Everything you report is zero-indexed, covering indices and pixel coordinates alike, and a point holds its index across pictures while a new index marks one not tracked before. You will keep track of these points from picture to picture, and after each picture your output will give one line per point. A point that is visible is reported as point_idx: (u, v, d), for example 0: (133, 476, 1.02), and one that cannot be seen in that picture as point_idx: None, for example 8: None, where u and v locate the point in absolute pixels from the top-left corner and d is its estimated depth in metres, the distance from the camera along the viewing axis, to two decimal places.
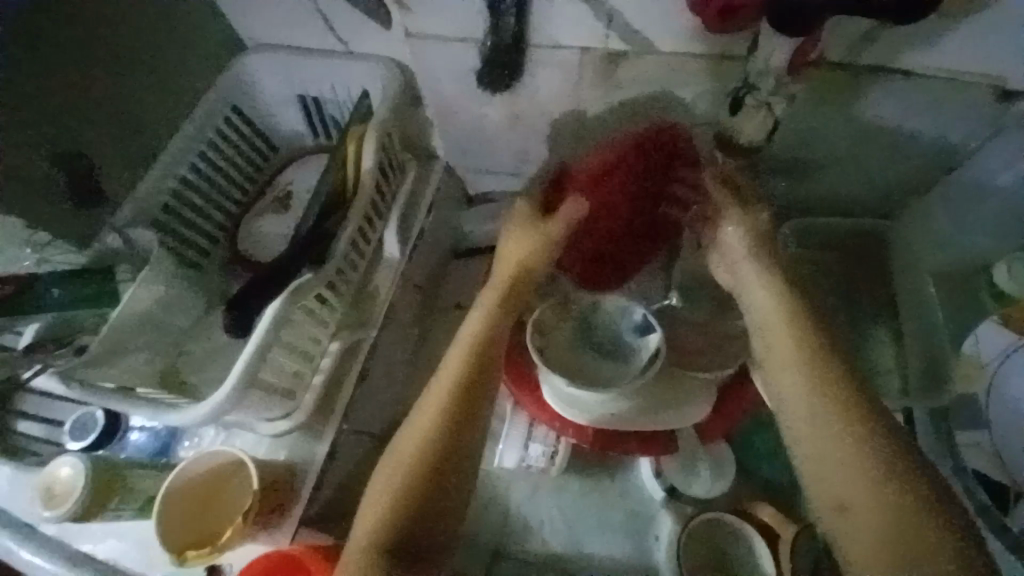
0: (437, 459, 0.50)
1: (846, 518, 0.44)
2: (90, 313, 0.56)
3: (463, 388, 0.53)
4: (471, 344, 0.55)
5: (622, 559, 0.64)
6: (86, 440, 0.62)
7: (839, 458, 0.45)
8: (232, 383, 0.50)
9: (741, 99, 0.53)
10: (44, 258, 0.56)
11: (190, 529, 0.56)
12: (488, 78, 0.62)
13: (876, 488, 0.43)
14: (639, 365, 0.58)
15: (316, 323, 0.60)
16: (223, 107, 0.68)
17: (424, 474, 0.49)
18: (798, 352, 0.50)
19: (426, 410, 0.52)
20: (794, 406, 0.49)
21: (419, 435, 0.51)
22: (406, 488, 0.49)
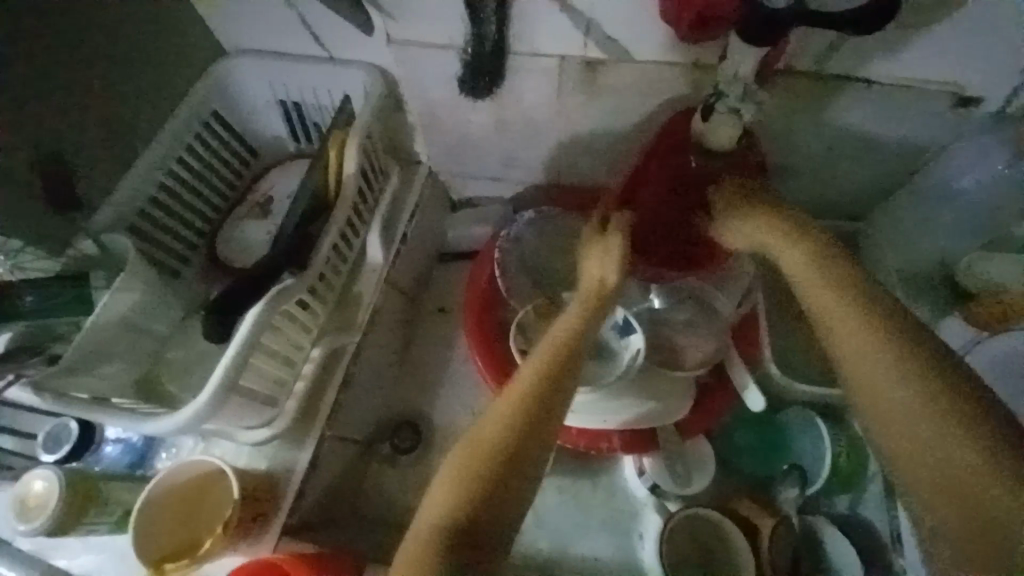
0: (500, 455, 0.44)
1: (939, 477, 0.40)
2: (65, 321, 0.54)
3: (542, 383, 0.47)
4: (555, 342, 0.50)
5: (607, 558, 0.64)
6: (57, 453, 0.60)
7: (923, 434, 0.41)
8: (210, 390, 0.49)
9: (713, 106, 0.53)
10: (18, 264, 0.55)
11: (170, 541, 0.55)
12: (472, 84, 0.63)
13: (966, 461, 0.39)
14: (620, 365, 0.60)
15: (299, 329, 0.60)
16: (203, 112, 0.67)
17: (489, 465, 0.43)
18: (863, 320, 0.44)
19: (502, 405, 0.47)
20: (866, 384, 0.43)
21: (489, 429, 0.45)
22: (467, 483, 0.43)
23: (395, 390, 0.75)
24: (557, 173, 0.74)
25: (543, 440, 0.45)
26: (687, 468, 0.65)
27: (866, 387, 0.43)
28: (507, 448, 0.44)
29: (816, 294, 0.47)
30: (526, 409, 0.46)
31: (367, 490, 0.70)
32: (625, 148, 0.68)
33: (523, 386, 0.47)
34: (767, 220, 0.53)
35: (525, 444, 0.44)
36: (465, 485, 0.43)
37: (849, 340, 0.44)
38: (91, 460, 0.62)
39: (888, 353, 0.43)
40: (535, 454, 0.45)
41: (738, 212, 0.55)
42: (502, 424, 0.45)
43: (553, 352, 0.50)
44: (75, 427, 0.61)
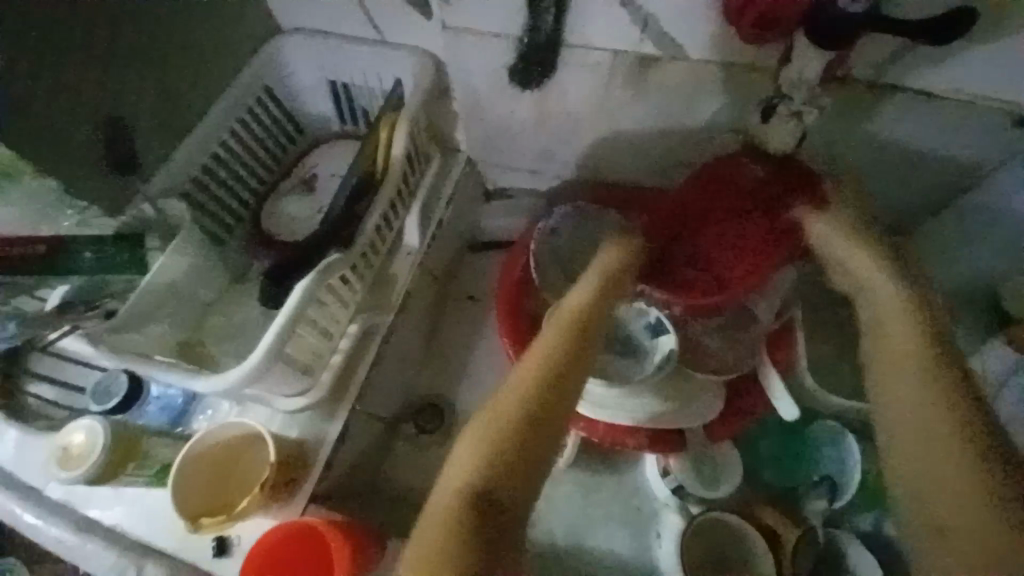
0: (522, 429, 0.45)
1: (938, 468, 0.43)
2: (120, 279, 0.55)
3: (554, 358, 0.49)
4: (567, 317, 0.53)
5: (622, 555, 0.65)
6: (106, 404, 0.60)
7: (940, 459, 0.43)
8: (261, 353, 0.51)
9: (774, 107, 0.54)
10: (83, 221, 0.55)
11: (206, 500, 0.57)
12: (521, 74, 0.63)
13: (959, 472, 0.42)
14: (651, 365, 0.61)
15: (338, 304, 0.61)
16: (256, 88, 0.69)
17: (511, 434, 0.44)
18: (899, 331, 0.48)
19: (520, 378, 0.49)
20: (894, 371, 0.47)
21: (508, 400, 0.47)
22: (495, 451, 0.44)
23: (421, 373, 0.77)
24: (595, 169, 0.74)
25: (558, 416, 0.47)
26: (714, 469, 0.65)
27: (899, 405, 0.46)
28: (523, 422, 0.45)
29: (869, 290, 0.52)
30: (539, 386, 0.48)
31: (389, 468, 0.71)
32: (668, 148, 0.68)
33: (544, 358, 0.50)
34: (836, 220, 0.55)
35: (547, 418, 0.46)
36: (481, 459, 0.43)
37: (880, 344, 0.49)
38: (140, 412, 0.63)
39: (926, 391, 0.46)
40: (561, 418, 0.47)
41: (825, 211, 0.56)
42: (516, 397, 0.47)
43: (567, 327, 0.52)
44: (122, 384, 0.61)
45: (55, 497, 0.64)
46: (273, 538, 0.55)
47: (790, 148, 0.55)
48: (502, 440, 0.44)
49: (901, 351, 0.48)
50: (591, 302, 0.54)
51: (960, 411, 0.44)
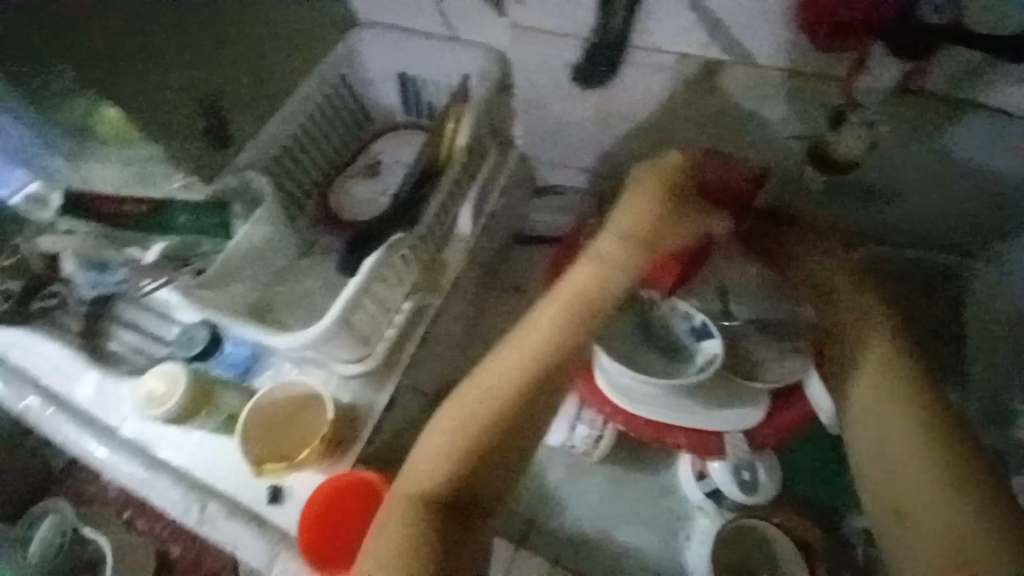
0: (502, 424, 0.54)
1: (918, 499, 0.48)
2: (208, 243, 0.60)
3: (554, 345, 0.56)
4: (572, 294, 0.58)
5: (650, 551, 0.66)
6: (190, 351, 0.68)
7: (918, 484, 0.49)
8: (334, 314, 0.57)
9: (845, 117, 0.56)
10: (189, 181, 0.61)
11: (270, 447, 0.63)
12: (586, 73, 0.66)
13: (943, 495, 0.47)
14: (697, 366, 0.63)
15: (397, 282, 0.65)
16: (333, 75, 0.73)
17: (489, 432, 0.53)
18: (877, 374, 0.55)
19: (502, 373, 0.55)
20: (871, 411, 0.54)
21: (486, 400, 0.54)
22: (467, 452, 0.53)
23: (462, 357, 0.80)
24: None
25: (543, 409, 0.55)
26: (754, 475, 0.64)
27: (875, 439, 0.53)
28: (508, 414, 0.54)
29: (851, 328, 0.58)
30: (529, 379, 0.55)
31: None
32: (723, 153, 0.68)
33: (532, 349, 0.56)
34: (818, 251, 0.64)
35: (528, 417, 0.54)
36: (456, 463, 0.53)
37: (861, 392, 0.55)
38: (214, 362, 0.69)
39: (889, 419, 0.52)
40: (546, 406, 0.56)
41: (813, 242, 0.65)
42: (496, 393, 0.55)
43: (574, 302, 0.57)
44: (204, 334, 0.69)
45: (128, 436, 0.70)
46: (329, 491, 0.58)
47: (854, 158, 0.60)
48: (482, 435, 0.53)
49: (877, 392, 0.54)
50: (604, 271, 0.59)
51: (938, 438, 0.50)
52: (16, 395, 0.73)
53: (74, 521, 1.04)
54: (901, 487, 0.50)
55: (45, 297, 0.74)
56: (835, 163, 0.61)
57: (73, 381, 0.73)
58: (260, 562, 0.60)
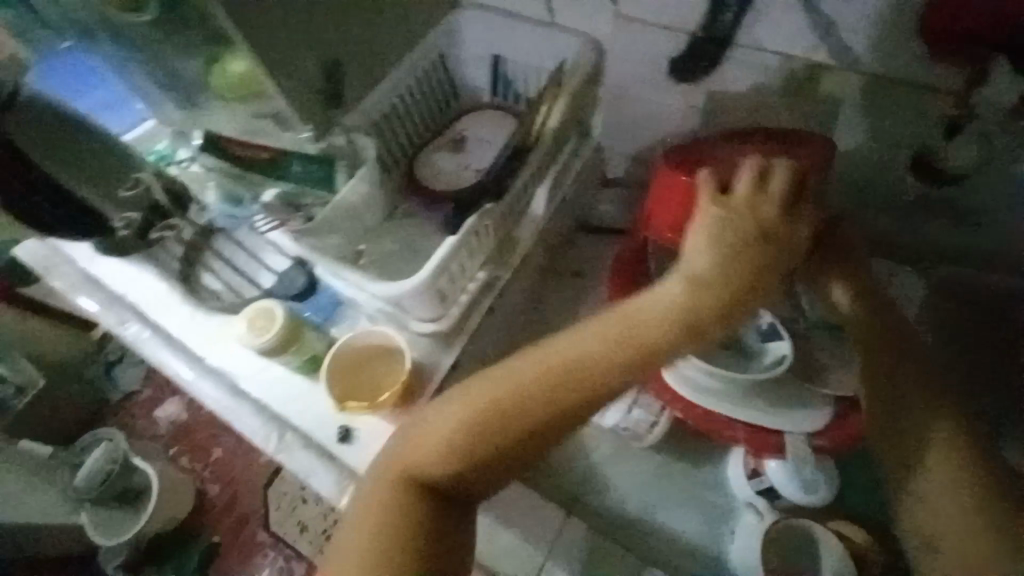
0: (502, 432, 0.52)
1: (945, 524, 0.53)
2: (315, 192, 0.65)
3: (591, 374, 0.52)
4: (628, 324, 0.54)
5: (692, 538, 0.68)
6: (290, 292, 0.73)
7: (947, 510, 0.53)
8: (431, 268, 0.61)
9: (962, 126, 0.55)
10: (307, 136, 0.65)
11: (349, 390, 0.68)
12: (683, 68, 0.67)
13: (967, 516, 0.52)
14: (763, 366, 0.65)
15: (476, 252, 0.68)
16: (434, 52, 0.77)
17: (489, 438, 0.52)
18: (897, 397, 0.57)
19: (519, 375, 0.53)
20: (897, 437, 0.56)
21: (498, 401, 0.53)
22: (465, 448, 0.53)
23: (519, 334, 0.82)
24: None
25: (555, 431, 0.52)
26: (816, 476, 0.64)
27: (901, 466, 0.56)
28: (511, 424, 0.52)
29: (868, 343, 0.59)
30: (549, 401, 0.51)
31: None
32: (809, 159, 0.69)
33: (567, 361, 0.53)
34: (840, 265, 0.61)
35: (534, 432, 0.52)
36: (455, 454, 0.53)
37: (883, 414, 0.57)
38: (304, 305, 0.74)
39: (917, 450, 0.55)
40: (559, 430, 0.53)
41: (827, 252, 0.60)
42: (506, 397, 0.52)
43: (623, 336, 0.53)
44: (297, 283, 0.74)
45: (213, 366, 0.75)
46: None
47: (963, 170, 0.59)
48: (480, 435, 0.52)
49: (902, 417, 0.56)
50: (668, 313, 0.53)
51: (960, 459, 0.54)
52: (118, 319, 0.82)
53: (124, 449, 1.13)
54: (930, 514, 0.53)
55: (161, 228, 0.80)
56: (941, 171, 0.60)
57: (163, 310, 0.79)
58: (330, 493, 0.67)
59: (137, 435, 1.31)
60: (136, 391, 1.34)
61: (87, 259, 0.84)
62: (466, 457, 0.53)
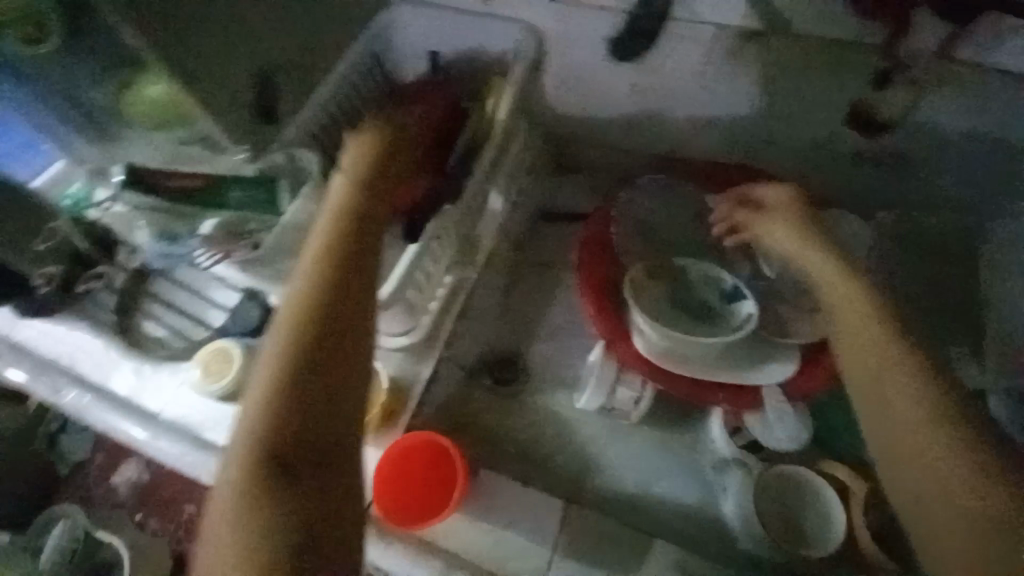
0: (292, 389, 0.47)
1: (957, 531, 0.48)
2: (260, 218, 0.60)
3: (327, 277, 0.52)
4: (337, 216, 0.55)
5: (688, 503, 0.69)
6: (246, 327, 0.67)
7: (960, 518, 0.48)
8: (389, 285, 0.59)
9: (891, 77, 0.59)
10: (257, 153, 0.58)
11: None
12: (624, 46, 0.68)
13: (979, 524, 0.47)
14: (732, 326, 0.67)
15: (439, 257, 0.66)
16: (369, 50, 0.71)
17: (276, 402, 0.46)
18: (884, 364, 0.53)
19: (282, 334, 0.49)
20: (898, 434, 0.52)
21: (274, 366, 0.48)
22: (269, 423, 0.46)
23: (497, 330, 0.81)
24: (677, 145, 0.80)
25: (348, 355, 0.50)
26: (793, 423, 0.65)
27: (912, 474, 0.51)
28: (296, 383, 0.47)
29: (845, 318, 0.57)
30: (316, 339, 0.49)
31: (470, 415, 0.75)
32: (746, 125, 0.73)
33: (300, 295, 0.51)
34: (818, 244, 0.61)
35: (322, 379, 0.48)
36: (263, 442, 0.45)
37: (875, 398, 0.54)
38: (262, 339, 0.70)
39: (926, 452, 0.50)
40: (347, 333, 0.50)
41: (779, 227, 0.64)
42: (280, 358, 0.48)
43: (340, 224, 0.55)
44: (255, 316, 0.69)
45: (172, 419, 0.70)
46: (394, 450, 0.61)
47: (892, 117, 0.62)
48: (275, 402, 0.46)
49: (892, 408, 0.52)
50: (372, 165, 0.59)
51: (968, 455, 0.49)
52: (54, 388, 0.73)
53: (86, 523, 0.92)
54: (927, 509, 0.50)
55: (89, 279, 0.73)
56: (874, 124, 0.63)
57: (106, 369, 0.73)
58: None
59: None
60: (84, 461, 1.09)
61: (7, 326, 0.76)
62: (273, 431, 0.45)
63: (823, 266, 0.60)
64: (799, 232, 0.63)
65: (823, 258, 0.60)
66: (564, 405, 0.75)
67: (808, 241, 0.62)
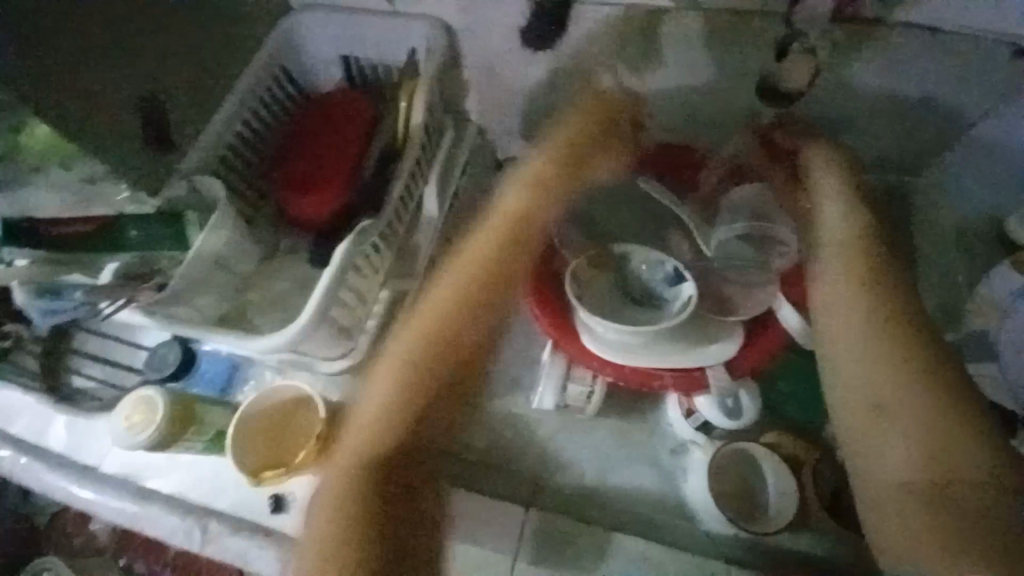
0: (416, 400, 0.63)
1: (886, 432, 0.54)
2: (166, 254, 0.57)
3: (448, 302, 0.66)
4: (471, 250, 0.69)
5: (649, 488, 0.69)
6: (164, 371, 0.67)
7: (907, 437, 0.52)
8: (309, 314, 0.54)
9: (789, 45, 0.60)
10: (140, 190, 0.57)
11: (262, 459, 0.62)
12: (534, 33, 0.67)
13: (932, 452, 0.51)
14: (673, 310, 0.66)
15: (370, 273, 0.63)
16: (274, 65, 0.71)
17: (393, 409, 0.63)
18: (868, 302, 0.58)
19: (406, 353, 0.65)
20: (853, 348, 0.57)
21: (397, 378, 0.64)
22: (388, 427, 0.62)
23: None
24: (608, 130, 0.78)
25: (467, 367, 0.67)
26: (737, 400, 0.67)
27: (859, 388, 0.56)
28: (411, 389, 0.63)
29: (838, 250, 0.62)
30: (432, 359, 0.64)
31: None
32: (674, 103, 0.72)
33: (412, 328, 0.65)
34: (836, 178, 0.65)
35: (437, 386, 0.65)
36: (376, 439, 0.62)
37: (845, 326, 0.58)
38: (191, 381, 0.68)
39: (895, 379, 0.54)
40: (461, 348, 0.66)
41: (817, 164, 0.66)
42: (404, 373, 0.63)
43: (511, 240, 0.70)
44: (177, 352, 0.68)
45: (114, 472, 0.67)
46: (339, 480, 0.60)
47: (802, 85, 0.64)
48: (401, 411, 0.63)
49: (855, 330, 0.58)
50: (528, 195, 0.71)
51: (943, 398, 0.53)
52: None
53: None
54: (872, 419, 0.55)
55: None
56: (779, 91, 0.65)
57: (42, 428, 0.69)
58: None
59: (71, 559, 1.09)
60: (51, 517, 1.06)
61: None
62: (392, 429, 0.62)
63: (833, 199, 0.65)
64: (838, 173, 0.65)
65: (844, 199, 0.64)
66: (522, 406, 0.74)
67: (840, 183, 0.65)
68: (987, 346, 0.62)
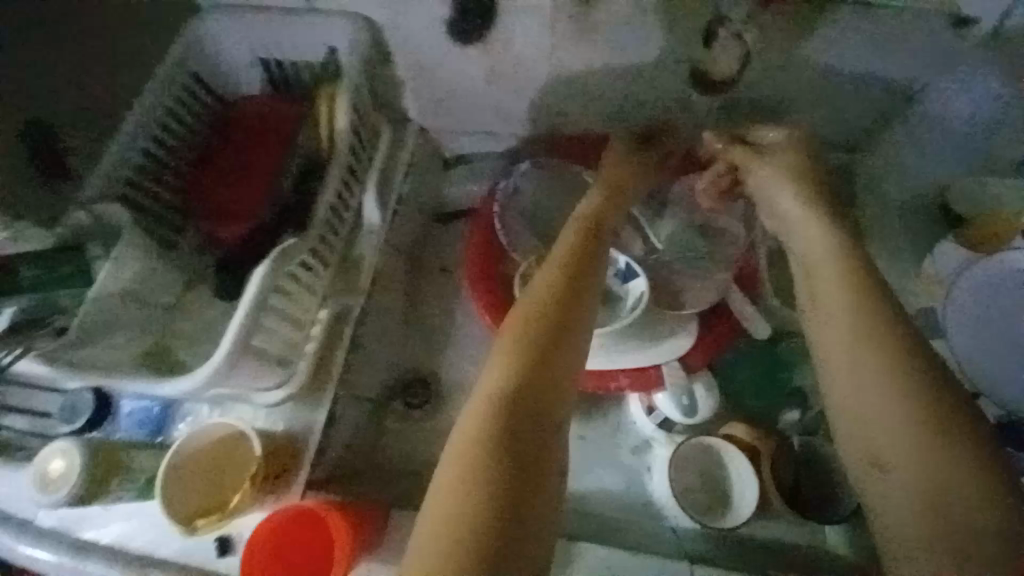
0: (510, 456, 0.46)
1: (886, 475, 0.48)
2: (67, 293, 0.54)
3: (529, 331, 0.53)
4: (552, 274, 0.57)
5: (614, 489, 0.67)
6: (76, 422, 0.62)
7: (909, 468, 0.47)
8: (222, 352, 0.50)
9: (714, 31, 0.59)
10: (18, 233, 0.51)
11: (197, 500, 0.58)
12: (461, 26, 0.63)
13: (937, 482, 0.46)
14: (625, 308, 0.64)
15: (303, 290, 0.60)
16: (185, 75, 0.65)
17: (478, 475, 0.44)
18: (849, 310, 0.53)
19: (478, 396, 0.49)
20: (841, 367, 0.53)
21: (471, 431, 0.47)
22: (472, 513, 0.43)
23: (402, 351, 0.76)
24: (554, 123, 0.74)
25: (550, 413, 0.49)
26: (692, 397, 0.65)
27: (857, 414, 0.51)
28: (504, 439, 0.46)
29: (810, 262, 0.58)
30: (523, 393, 0.49)
31: (387, 447, 0.71)
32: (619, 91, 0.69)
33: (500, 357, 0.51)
34: (794, 185, 0.63)
35: (530, 443, 0.47)
36: (461, 535, 0.41)
37: (830, 348, 0.54)
38: (115, 424, 0.65)
39: (884, 400, 0.50)
40: (551, 390, 0.50)
41: (773, 167, 0.64)
42: (481, 420, 0.47)
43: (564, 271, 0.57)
44: (89, 397, 0.63)
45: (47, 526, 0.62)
46: (277, 518, 0.55)
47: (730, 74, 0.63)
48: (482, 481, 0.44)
49: (841, 351, 0.53)
50: (599, 208, 0.63)
51: (936, 412, 0.48)
52: None
53: None
54: (870, 461, 0.50)
55: None
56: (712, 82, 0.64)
57: None
58: None
59: None
60: None
61: None
62: (480, 516, 0.42)
63: (798, 200, 0.62)
64: (795, 170, 0.64)
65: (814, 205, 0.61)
66: None
67: (797, 178, 0.63)
68: (934, 322, 0.63)
